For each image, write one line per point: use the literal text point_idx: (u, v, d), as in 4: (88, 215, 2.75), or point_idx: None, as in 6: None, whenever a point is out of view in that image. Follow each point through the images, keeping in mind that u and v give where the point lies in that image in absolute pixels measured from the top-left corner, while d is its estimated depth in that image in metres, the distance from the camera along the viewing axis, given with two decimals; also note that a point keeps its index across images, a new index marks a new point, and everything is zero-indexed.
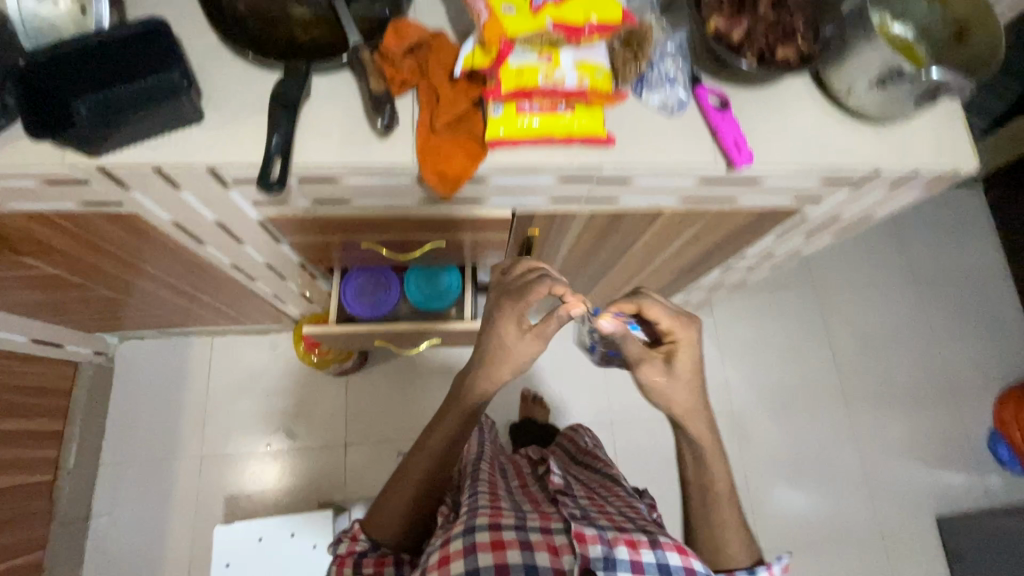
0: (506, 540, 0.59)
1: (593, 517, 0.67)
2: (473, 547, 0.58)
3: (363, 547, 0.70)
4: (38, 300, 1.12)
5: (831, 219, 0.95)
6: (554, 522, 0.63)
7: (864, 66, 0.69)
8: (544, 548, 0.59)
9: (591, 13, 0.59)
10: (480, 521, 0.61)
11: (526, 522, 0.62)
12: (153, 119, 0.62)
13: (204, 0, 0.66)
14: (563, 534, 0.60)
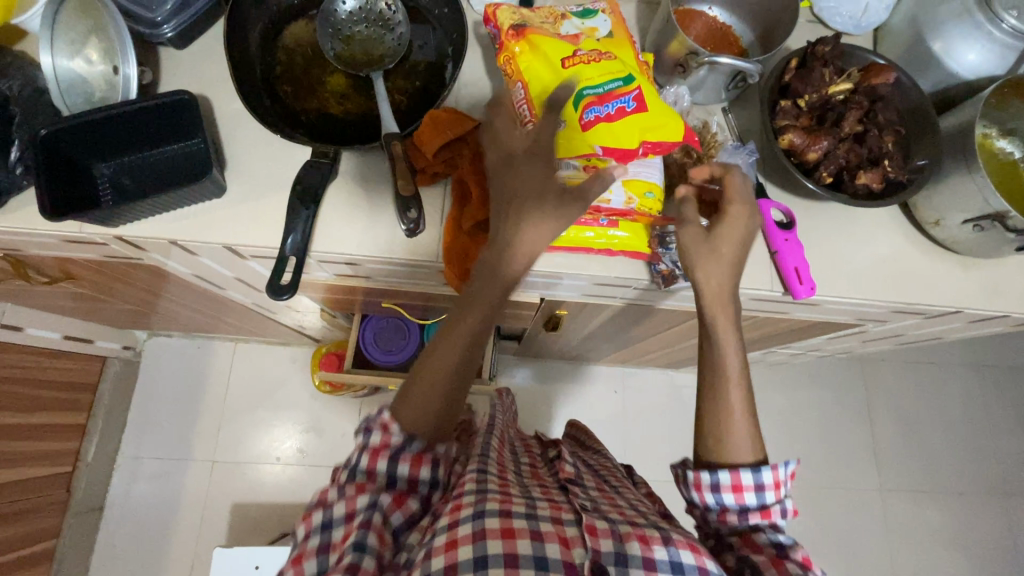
0: (517, 528, 0.45)
1: (611, 510, 0.54)
2: (482, 534, 0.44)
3: (398, 440, 0.49)
4: (70, 305, 1.14)
5: (896, 333, 0.85)
6: (566, 513, 0.49)
7: (960, 202, 0.61)
8: (556, 540, 0.45)
9: (647, 135, 0.54)
10: (489, 504, 0.47)
11: (537, 508, 0.49)
12: (174, 196, 0.59)
13: (240, 66, 0.63)
14: (577, 526, 0.47)
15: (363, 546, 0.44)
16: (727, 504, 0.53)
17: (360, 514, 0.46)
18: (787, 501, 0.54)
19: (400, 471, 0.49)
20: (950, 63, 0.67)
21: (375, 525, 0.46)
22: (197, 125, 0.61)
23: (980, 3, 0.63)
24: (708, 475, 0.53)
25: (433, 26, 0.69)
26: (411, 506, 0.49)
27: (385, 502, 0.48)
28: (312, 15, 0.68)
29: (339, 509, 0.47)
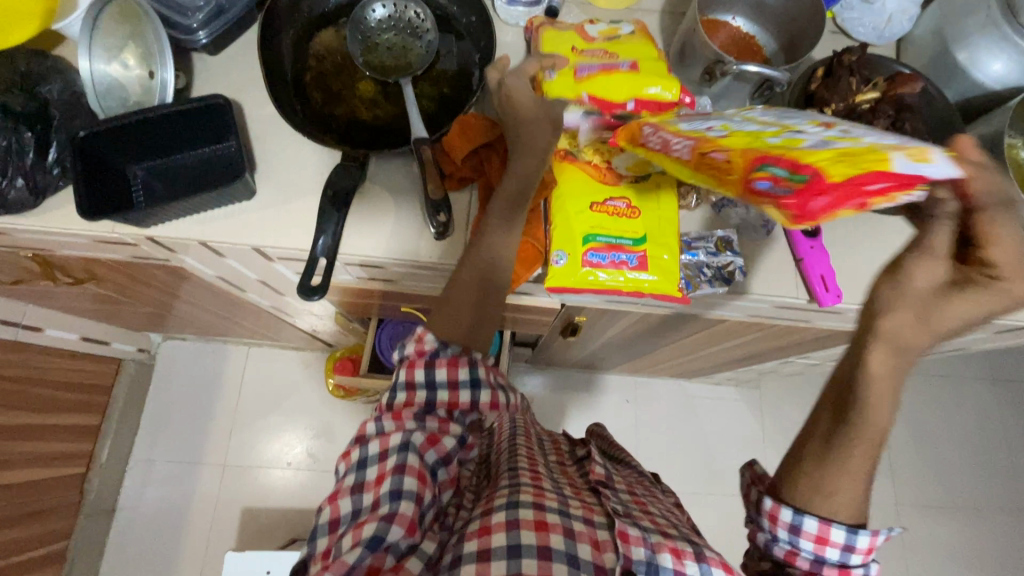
0: (550, 523, 0.47)
1: (643, 515, 0.54)
2: (515, 524, 0.46)
3: (434, 346, 0.54)
4: (88, 306, 1.15)
5: (919, 343, 0.84)
6: (598, 514, 0.51)
7: None
8: (587, 541, 0.47)
9: (640, 89, 0.58)
10: (522, 496, 0.49)
11: (570, 506, 0.50)
12: (201, 200, 0.60)
13: (271, 72, 0.64)
14: (609, 530, 0.49)
15: (401, 492, 0.46)
16: (800, 547, 0.48)
17: (394, 452, 0.49)
18: (870, 565, 0.48)
19: (435, 383, 0.52)
20: (976, 73, 0.67)
21: (411, 466, 0.48)
22: (230, 129, 0.62)
23: (1007, 14, 0.63)
24: (790, 512, 0.48)
25: (460, 34, 0.70)
26: (446, 444, 0.51)
27: (419, 440, 0.50)
28: (340, 23, 0.69)
29: (376, 444, 0.50)
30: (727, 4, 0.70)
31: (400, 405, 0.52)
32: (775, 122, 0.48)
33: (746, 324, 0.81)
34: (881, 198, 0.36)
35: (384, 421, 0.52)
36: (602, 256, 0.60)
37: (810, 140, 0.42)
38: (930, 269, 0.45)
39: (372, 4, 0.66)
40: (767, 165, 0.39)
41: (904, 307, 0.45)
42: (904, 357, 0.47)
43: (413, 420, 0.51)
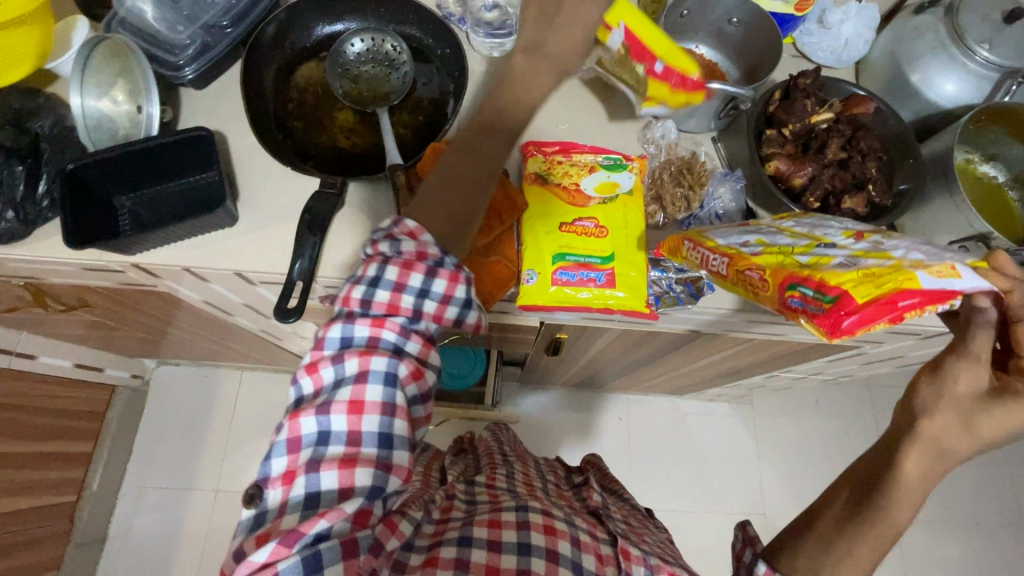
0: (557, 529, 0.56)
1: (640, 540, 0.62)
2: (526, 526, 0.55)
3: (436, 253, 0.53)
4: (81, 333, 1.16)
5: (893, 356, 0.86)
6: (601, 532, 0.60)
7: (945, 224, 0.63)
8: (592, 553, 0.56)
9: (665, 57, 0.60)
10: (532, 506, 0.58)
11: (576, 522, 0.59)
12: (186, 227, 0.62)
13: (254, 105, 0.67)
14: (611, 547, 0.57)
15: (392, 436, 0.48)
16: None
17: (377, 381, 0.48)
18: None
19: (425, 292, 0.51)
20: (928, 93, 0.70)
21: (400, 406, 0.49)
22: (213, 159, 0.65)
23: (953, 38, 0.67)
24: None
25: (436, 66, 0.73)
26: (427, 381, 0.52)
27: (404, 372, 0.50)
28: (321, 57, 0.72)
29: (352, 366, 0.48)
30: (690, 31, 0.74)
31: (381, 314, 0.50)
32: (810, 232, 0.53)
33: (724, 338, 0.83)
34: (915, 310, 0.41)
35: (361, 329, 0.50)
36: (572, 274, 0.62)
37: (840, 254, 0.48)
38: (969, 377, 0.50)
39: (350, 39, 0.70)
40: (797, 284, 0.46)
41: (946, 412, 0.50)
42: (941, 460, 0.50)
43: (395, 338, 0.51)
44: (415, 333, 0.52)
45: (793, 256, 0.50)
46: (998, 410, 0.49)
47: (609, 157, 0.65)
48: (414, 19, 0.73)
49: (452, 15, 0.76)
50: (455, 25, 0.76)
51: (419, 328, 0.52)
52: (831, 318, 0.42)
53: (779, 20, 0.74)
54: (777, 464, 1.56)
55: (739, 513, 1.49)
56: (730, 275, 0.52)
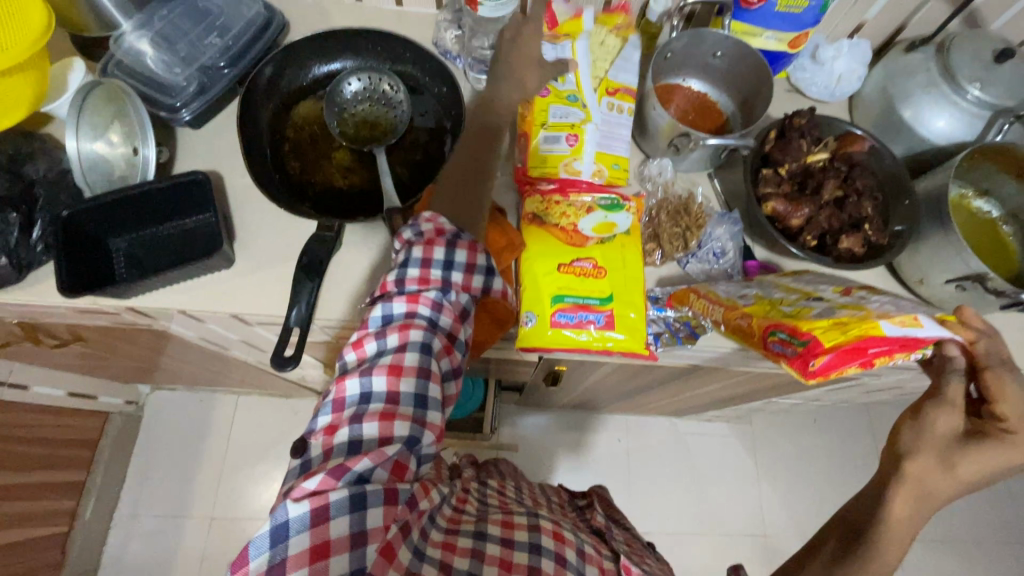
0: (566, 537, 0.55)
1: (641, 563, 0.62)
2: (537, 528, 0.54)
3: (452, 228, 0.54)
4: (74, 363, 1.15)
5: (893, 386, 0.85)
6: (605, 551, 0.60)
7: (941, 263, 0.63)
8: (598, 565, 0.56)
9: None
10: (542, 517, 0.58)
11: (582, 537, 0.59)
12: (182, 271, 0.62)
13: (250, 147, 0.67)
14: (615, 564, 0.58)
15: (427, 398, 0.48)
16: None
17: (414, 350, 0.49)
18: None
19: (451, 265, 0.53)
20: (921, 129, 0.71)
21: (434, 372, 0.49)
22: (208, 202, 0.65)
23: (945, 77, 0.68)
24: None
25: (432, 104, 0.73)
26: (457, 356, 0.53)
27: (437, 346, 0.51)
28: (318, 95, 0.72)
29: (391, 341, 0.49)
30: (677, 69, 0.74)
31: (416, 291, 0.51)
32: (801, 288, 0.60)
33: (723, 370, 0.82)
34: (885, 356, 0.47)
35: (398, 305, 0.51)
36: (570, 316, 0.62)
37: (820, 307, 0.55)
38: (946, 421, 0.53)
39: (347, 79, 0.70)
40: (777, 332, 0.54)
41: (928, 453, 0.52)
42: (925, 502, 0.53)
43: (428, 313, 0.51)
44: (447, 308, 0.52)
45: (779, 309, 0.57)
46: (975, 449, 0.51)
47: (606, 197, 0.65)
48: (411, 57, 0.73)
49: (448, 52, 0.77)
50: (451, 62, 0.77)
51: (449, 305, 0.52)
52: (804, 360, 0.50)
53: (772, 57, 0.75)
54: (777, 485, 1.55)
55: (740, 535, 1.48)
56: (724, 324, 0.59)
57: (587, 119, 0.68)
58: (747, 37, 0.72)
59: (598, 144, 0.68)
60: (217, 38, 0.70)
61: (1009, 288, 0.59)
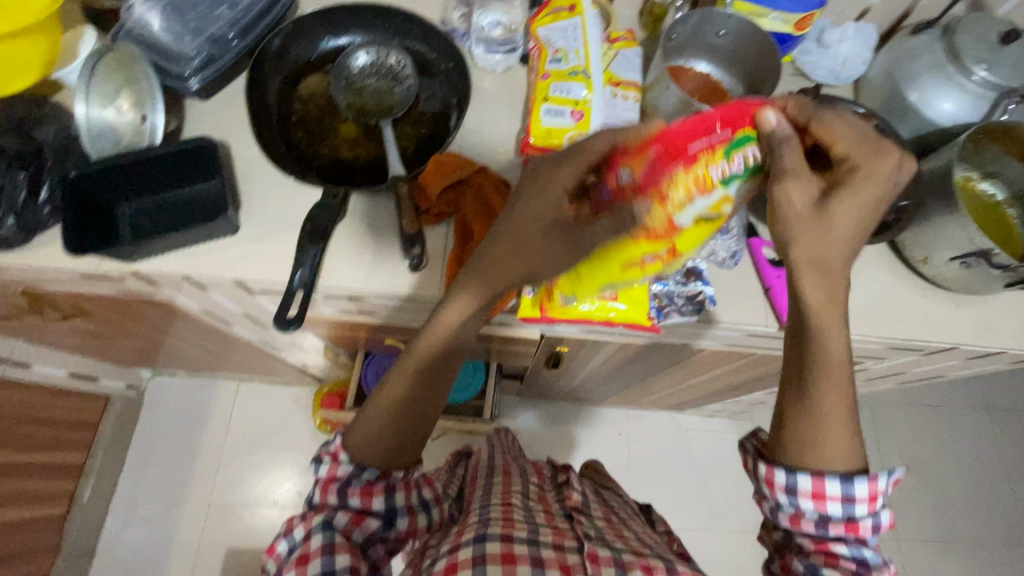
0: (518, 554, 0.52)
1: (617, 537, 0.60)
2: (482, 559, 0.51)
3: (346, 473, 0.55)
4: (76, 342, 1.15)
5: (894, 372, 0.85)
6: (569, 540, 0.57)
7: (946, 241, 0.63)
8: (557, 566, 0.52)
9: None
10: (491, 532, 0.54)
11: (541, 534, 0.56)
12: (188, 235, 0.62)
13: (258, 117, 0.67)
14: (579, 554, 0.54)
15: (336, 571, 0.50)
16: (802, 507, 0.52)
17: (318, 532, 0.52)
18: (880, 514, 0.52)
19: (347, 500, 0.54)
20: (927, 112, 0.70)
21: (340, 545, 0.52)
22: (215, 169, 0.65)
23: (950, 58, 0.68)
24: (784, 475, 0.52)
25: (438, 79, 0.74)
26: (371, 523, 0.54)
27: (343, 521, 0.53)
28: (326, 69, 0.72)
29: (300, 531, 0.53)
30: None
31: (325, 476, 0.55)
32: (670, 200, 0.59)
33: (725, 352, 0.82)
34: (701, 146, 0.49)
35: (314, 492, 0.55)
36: (573, 286, 0.64)
37: None
38: (800, 192, 0.50)
39: (356, 52, 0.71)
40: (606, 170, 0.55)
41: (801, 234, 0.51)
42: (826, 277, 0.52)
43: (332, 504, 0.54)
44: (353, 484, 0.54)
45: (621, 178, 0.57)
46: (836, 203, 0.51)
47: None
48: (418, 32, 0.73)
49: (455, 30, 0.77)
50: (459, 40, 0.78)
51: (362, 479, 0.55)
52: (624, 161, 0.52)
53: (779, 39, 0.75)
54: None
55: (740, 531, 1.47)
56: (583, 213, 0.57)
57: (591, 96, 0.68)
58: (753, 17, 0.72)
59: (604, 121, 0.69)
60: (226, 9, 0.70)
61: (1013, 262, 0.59)
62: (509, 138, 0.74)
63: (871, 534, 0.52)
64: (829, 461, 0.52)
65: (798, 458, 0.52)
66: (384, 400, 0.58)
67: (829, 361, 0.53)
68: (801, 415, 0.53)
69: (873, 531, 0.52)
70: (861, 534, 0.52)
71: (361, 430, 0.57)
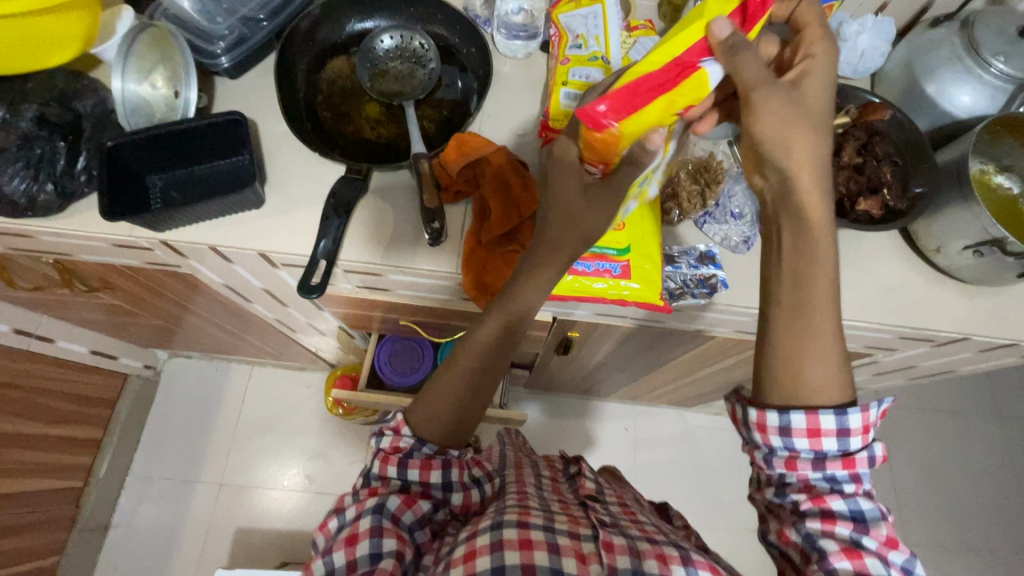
0: (535, 540, 0.51)
1: (630, 524, 0.59)
2: (500, 545, 0.50)
3: (410, 445, 0.55)
4: (101, 318, 1.18)
5: (906, 366, 0.85)
6: (584, 528, 0.56)
7: (958, 229, 0.64)
8: (572, 554, 0.51)
9: None
10: (508, 517, 0.53)
11: (555, 521, 0.55)
12: (217, 206, 0.64)
13: (285, 96, 0.70)
14: (594, 542, 0.53)
15: (382, 553, 0.50)
16: (798, 448, 0.48)
17: (368, 514, 0.52)
18: (874, 447, 0.48)
19: (408, 478, 0.54)
20: (945, 104, 0.71)
21: (388, 528, 0.51)
22: (244, 143, 0.67)
23: (968, 50, 0.68)
24: (777, 415, 0.48)
25: (460, 63, 0.76)
26: (421, 506, 0.54)
27: (394, 503, 0.53)
28: (351, 51, 0.75)
29: (351, 511, 0.53)
30: None
31: (388, 448, 0.55)
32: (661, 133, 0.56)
33: (736, 340, 0.83)
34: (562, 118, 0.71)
35: (374, 464, 0.55)
36: (588, 265, 0.65)
37: None
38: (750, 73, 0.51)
39: (381, 35, 0.72)
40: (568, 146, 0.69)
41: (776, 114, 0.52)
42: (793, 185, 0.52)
43: (389, 488, 0.54)
44: (414, 459, 0.55)
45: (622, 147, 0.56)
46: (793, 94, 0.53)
47: None
48: (442, 17, 0.75)
49: (478, 17, 0.79)
50: (481, 27, 0.80)
51: (421, 453, 0.55)
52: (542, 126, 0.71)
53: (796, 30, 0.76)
54: None
55: (747, 530, 1.47)
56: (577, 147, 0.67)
57: None
58: None
59: None
60: None
61: None
62: (527, 122, 0.75)
63: (865, 471, 0.48)
64: (817, 397, 0.48)
65: (789, 397, 0.49)
66: (438, 392, 0.58)
67: (819, 249, 0.51)
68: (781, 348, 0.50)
69: (868, 468, 0.48)
70: (856, 473, 0.48)
71: (420, 410, 0.58)
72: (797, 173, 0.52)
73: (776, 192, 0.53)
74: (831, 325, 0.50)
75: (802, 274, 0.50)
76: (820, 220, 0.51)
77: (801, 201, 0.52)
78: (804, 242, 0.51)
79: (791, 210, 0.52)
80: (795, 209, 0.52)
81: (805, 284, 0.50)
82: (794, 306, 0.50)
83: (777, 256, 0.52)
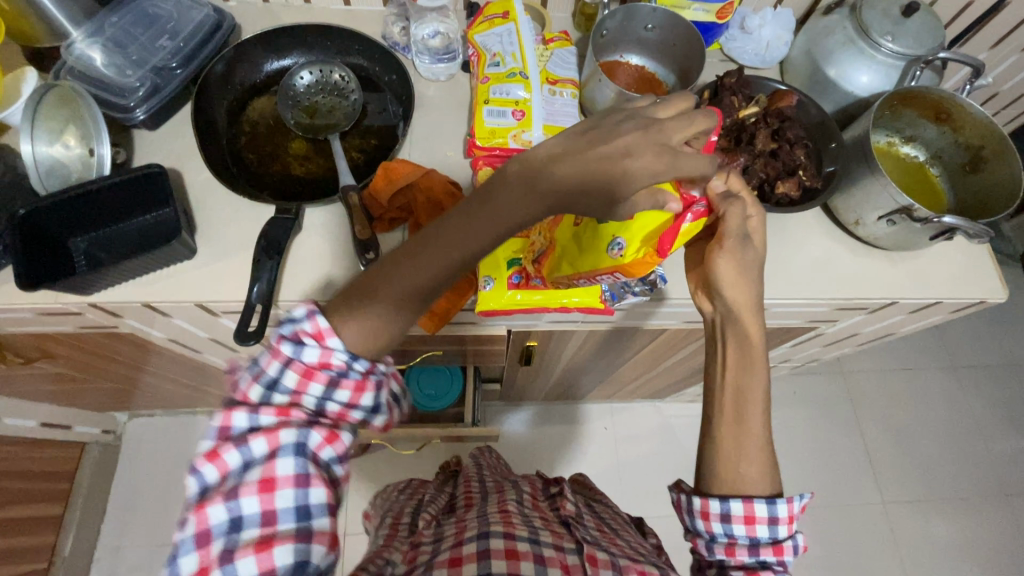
0: (520, 550, 0.51)
1: (612, 544, 0.58)
2: (487, 554, 0.50)
3: (342, 364, 0.50)
4: (47, 388, 1.11)
5: (849, 334, 0.89)
6: (568, 541, 0.55)
7: (870, 202, 0.67)
8: (558, 566, 0.51)
9: None
10: (494, 529, 0.53)
11: (540, 534, 0.55)
12: (144, 262, 0.63)
13: (205, 143, 0.69)
14: (578, 555, 0.53)
15: (309, 506, 0.48)
16: (736, 535, 0.53)
17: (286, 455, 0.48)
18: (797, 537, 0.54)
19: (329, 397, 0.51)
20: (846, 85, 0.75)
21: (314, 476, 0.49)
22: (166, 195, 0.66)
23: (859, 33, 0.72)
24: (718, 503, 0.53)
25: (384, 90, 0.76)
26: (342, 440, 0.52)
27: (315, 440, 0.50)
28: (271, 91, 0.75)
29: (260, 447, 0.48)
30: (613, 46, 0.77)
31: (312, 364, 0.50)
32: (611, 252, 0.56)
33: (687, 329, 0.85)
34: (498, 142, 0.71)
35: (288, 375, 0.49)
36: (523, 278, 0.68)
37: (533, 140, 0.71)
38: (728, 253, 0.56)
39: (299, 72, 0.72)
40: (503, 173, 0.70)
41: (731, 276, 0.56)
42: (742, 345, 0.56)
43: (303, 420, 0.50)
44: (345, 381, 0.51)
45: (601, 255, 0.57)
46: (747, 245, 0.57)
47: None
48: (360, 48, 0.76)
49: (396, 44, 0.80)
50: (401, 53, 0.80)
51: (353, 373, 0.51)
52: (469, 143, 0.72)
53: (703, 28, 0.79)
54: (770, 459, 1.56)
55: None
56: None
57: (530, 95, 0.71)
58: (677, 10, 0.77)
59: (545, 118, 0.72)
60: (168, 40, 0.72)
61: (933, 215, 0.63)
62: (455, 142, 0.76)
63: (790, 557, 0.54)
64: (745, 484, 0.54)
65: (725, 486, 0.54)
66: (375, 301, 0.51)
67: (754, 381, 0.55)
68: (707, 446, 0.55)
69: (792, 554, 0.54)
70: (783, 558, 0.54)
71: (355, 327, 0.51)
72: (741, 309, 0.56)
73: (722, 318, 0.57)
74: (749, 444, 0.54)
75: (742, 390, 0.55)
76: (758, 349, 0.56)
77: (744, 325, 0.56)
78: (744, 359, 0.56)
79: (732, 334, 0.56)
80: (738, 333, 0.56)
81: (740, 402, 0.55)
82: (734, 422, 0.54)
83: (713, 366, 0.57)
